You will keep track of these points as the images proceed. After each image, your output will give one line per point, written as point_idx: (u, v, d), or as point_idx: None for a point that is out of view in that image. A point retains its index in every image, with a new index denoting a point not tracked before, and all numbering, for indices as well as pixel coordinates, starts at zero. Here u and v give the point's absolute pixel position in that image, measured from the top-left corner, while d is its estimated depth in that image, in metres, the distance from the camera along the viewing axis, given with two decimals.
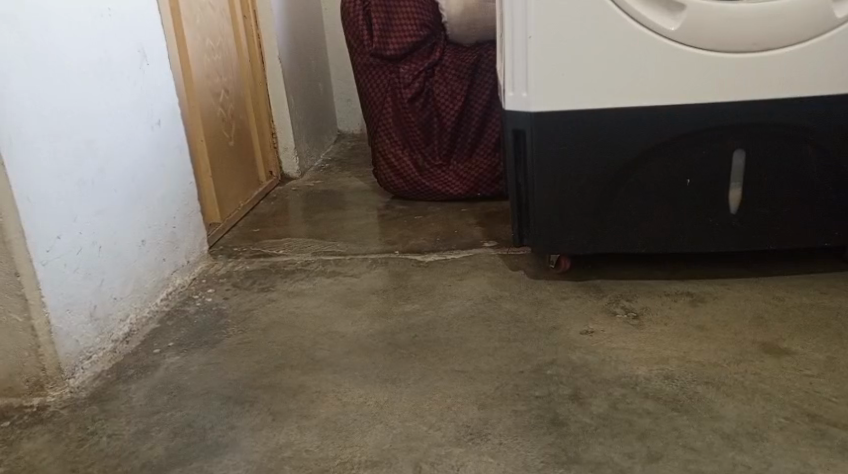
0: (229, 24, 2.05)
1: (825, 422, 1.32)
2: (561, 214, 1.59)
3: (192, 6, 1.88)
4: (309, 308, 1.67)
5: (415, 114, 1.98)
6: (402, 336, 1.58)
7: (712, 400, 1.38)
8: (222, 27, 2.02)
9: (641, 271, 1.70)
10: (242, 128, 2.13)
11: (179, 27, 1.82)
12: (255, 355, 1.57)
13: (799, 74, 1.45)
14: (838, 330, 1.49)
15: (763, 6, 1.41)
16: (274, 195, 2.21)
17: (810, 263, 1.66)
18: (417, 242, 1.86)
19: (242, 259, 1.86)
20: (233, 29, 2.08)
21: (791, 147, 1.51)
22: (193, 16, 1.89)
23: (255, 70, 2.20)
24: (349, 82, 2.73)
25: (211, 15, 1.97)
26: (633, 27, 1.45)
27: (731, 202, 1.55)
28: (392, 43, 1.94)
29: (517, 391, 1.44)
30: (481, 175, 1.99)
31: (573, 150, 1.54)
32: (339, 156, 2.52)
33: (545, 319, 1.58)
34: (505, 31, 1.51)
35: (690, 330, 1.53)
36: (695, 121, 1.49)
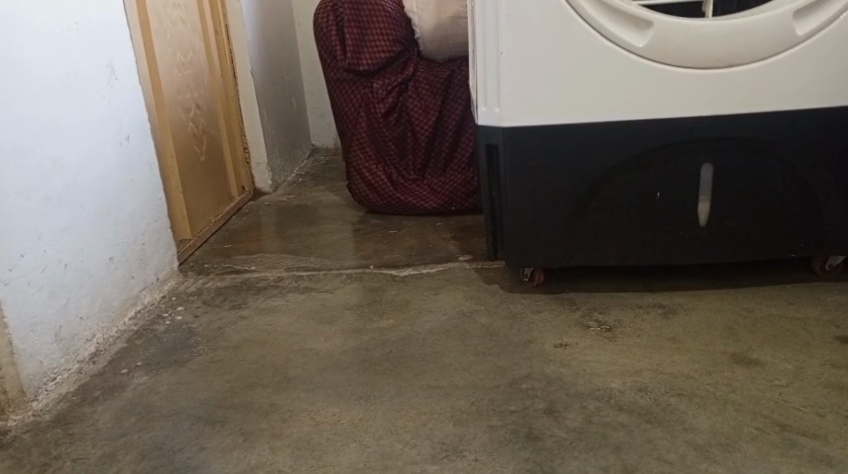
0: (200, 40, 2.04)
1: (795, 431, 1.34)
2: (534, 227, 1.60)
3: (162, 20, 1.87)
4: (282, 325, 1.65)
5: (390, 129, 1.99)
6: (376, 352, 1.57)
7: (685, 411, 1.40)
8: (192, 42, 2.00)
9: (615, 282, 1.71)
10: (215, 143, 2.11)
11: (149, 40, 1.80)
12: (226, 374, 1.55)
13: (764, 88, 1.49)
14: (806, 341, 1.51)
15: (727, 23, 1.44)
16: (247, 210, 2.19)
17: (779, 273, 1.69)
18: (390, 257, 1.86)
19: (213, 276, 1.83)
20: (204, 45, 2.07)
21: (757, 161, 1.54)
22: (164, 30, 1.87)
23: (227, 86, 2.19)
24: (322, 98, 2.73)
25: (182, 30, 1.96)
26: (603, 43, 1.48)
27: (700, 215, 1.57)
28: (365, 58, 1.94)
29: (492, 406, 1.43)
30: (455, 189, 1.99)
31: (544, 164, 1.55)
32: (312, 171, 2.51)
33: (520, 333, 1.59)
34: (479, 46, 1.53)
35: (662, 342, 1.54)
36: (664, 135, 1.52)
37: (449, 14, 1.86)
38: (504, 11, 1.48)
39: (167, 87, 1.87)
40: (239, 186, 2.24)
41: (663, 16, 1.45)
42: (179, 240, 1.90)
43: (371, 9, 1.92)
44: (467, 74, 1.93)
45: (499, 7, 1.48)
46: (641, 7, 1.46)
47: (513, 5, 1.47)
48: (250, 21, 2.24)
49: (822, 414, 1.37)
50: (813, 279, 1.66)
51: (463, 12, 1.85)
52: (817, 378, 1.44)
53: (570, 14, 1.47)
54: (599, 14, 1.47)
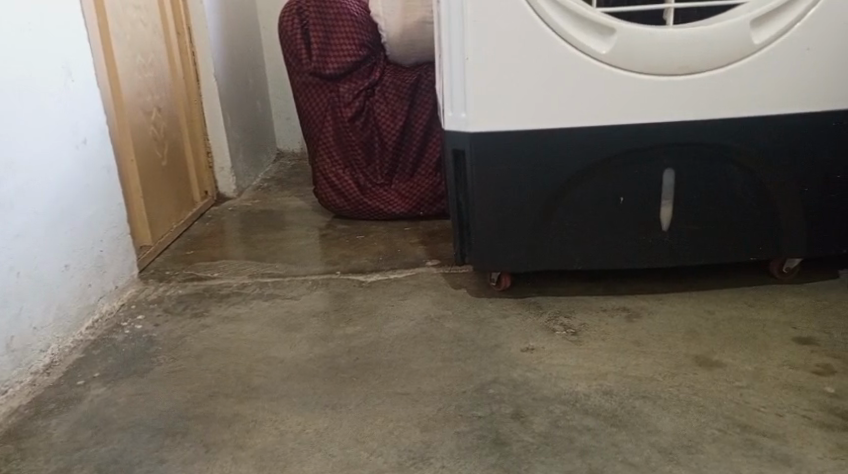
0: (161, 43, 2.01)
1: (756, 432, 1.36)
2: (501, 232, 1.61)
3: (121, 21, 1.82)
4: (247, 333, 1.62)
5: (356, 133, 1.98)
6: (343, 360, 1.55)
7: (649, 414, 1.41)
8: (153, 45, 1.97)
9: (582, 286, 1.72)
10: (177, 147, 2.07)
11: (107, 40, 1.76)
12: (187, 383, 1.51)
13: (726, 95, 1.51)
14: (765, 342, 1.54)
15: (685, 33, 1.47)
16: (209, 215, 2.15)
17: (740, 276, 1.72)
18: (355, 262, 1.84)
19: (174, 283, 1.79)
20: (166, 48, 2.03)
21: (716, 169, 1.56)
22: (123, 31, 1.83)
23: (189, 89, 2.15)
24: (288, 101, 2.69)
25: (141, 31, 1.92)
26: (567, 49, 1.49)
27: (662, 220, 1.60)
28: (331, 62, 1.93)
29: (460, 411, 1.43)
30: (423, 194, 1.99)
31: (508, 171, 1.56)
32: (277, 175, 2.48)
33: (487, 338, 1.59)
34: (445, 51, 1.53)
35: (626, 345, 1.56)
36: (629, 140, 1.54)
37: (414, 20, 1.86)
38: (474, 15, 1.48)
39: (126, 90, 1.83)
40: (202, 191, 2.20)
41: (626, 24, 1.47)
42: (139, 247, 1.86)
43: (336, 13, 1.91)
44: (433, 79, 1.93)
45: (467, 11, 1.48)
46: (604, 14, 1.48)
47: (483, 9, 1.48)
48: (213, 24, 2.20)
49: (781, 415, 1.39)
50: (771, 281, 1.69)
51: (428, 17, 1.85)
52: (776, 378, 1.46)
53: (535, 21, 1.48)
54: (562, 21, 1.48)
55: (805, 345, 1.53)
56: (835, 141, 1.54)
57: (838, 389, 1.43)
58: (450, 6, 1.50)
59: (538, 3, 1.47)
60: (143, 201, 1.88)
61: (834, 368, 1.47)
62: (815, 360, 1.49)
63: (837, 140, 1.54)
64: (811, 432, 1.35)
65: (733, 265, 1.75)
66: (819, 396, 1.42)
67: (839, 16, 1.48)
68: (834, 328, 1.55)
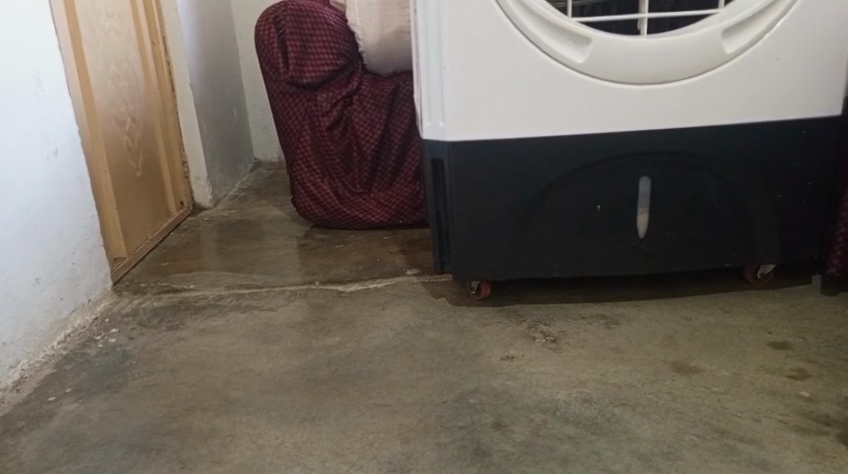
0: (136, 53, 1.99)
1: (734, 437, 1.37)
2: (480, 240, 1.60)
3: (93, 30, 1.80)
4: (223, 346, 1.60)
5: (334, 143, 1.97)
6: (322, 372, 1.53)
7: (628, 421, 1.41)
8: (127, 55, 1.95)
9: (562, 294, 1.73)
10: (152, 157, 2.04)
11: (79, 49, 1.74)
12: (163, 398, 1.48)
13: (699, 104, 1.52)
14: (741, 348, 1.55)
15: (656, 42, 1.48)
16: (185, 226, 2.12)
17: (717, 282, 1.73)
18: (333, 272, 1.82)
19: (149, 295, 1.76)
20: (140, 58, 2.01)
21: (691, 176, 1.57)
22: (96, 40, 1.81)
23: (164, 99, 2.13)
24: (264, 111, 2.68)
25: (115, 39, 1.89)
26: (543, 59, 1.50)
27: (638, 227, 1.60)
28: (308, 71, 1.92)
29: (440, 422, 1.42)
30: (402, 203, 1.98)
31: (485, 180, 1.57)
32: (255, 185, 2.45)
33: (467, 346, 1.58)
34: (422, 59, 1.54)
35: (605, 352, 1.56)
36: (605, 148, 1.54)
37: (392, 29, 1.87)
38: (454, 23, 1.49)
39: (98, 100, 1.80)
40: (178, 202, 2.18)
41: (601, 33, 1.48)
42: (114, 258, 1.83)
43: (314, 21, 1.91)
44: (411, 88, 1.93)
45: (444, 20, 1.49)
46: (580, 24, 1.49)
47: (463, 17, 1.48)
48: (190, 34, 2.19)
49: (758, 419, 1.40)
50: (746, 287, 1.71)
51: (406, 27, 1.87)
52: (753, 384, 1.47)
53: (510, 30, 1.49)
54: (537, 31, 1.49)
55: (780, 350, 1.54)
56: (807, 147, 1.55)
57: (813, 393, 1.44)
58: (428, 14, 1.50)
59: (514, 12, 1.48)
60: (118, 212, 1.85)
61: (808, 372, 1.48)
62: (790, 364, 1.50)
63: (809, 148, 1.55)
64: (788, 437, 1.36)
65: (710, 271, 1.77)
66: (795, 400, 1.43)
67: (809, 25, 1.49)
68: (808, 332, 1.57)
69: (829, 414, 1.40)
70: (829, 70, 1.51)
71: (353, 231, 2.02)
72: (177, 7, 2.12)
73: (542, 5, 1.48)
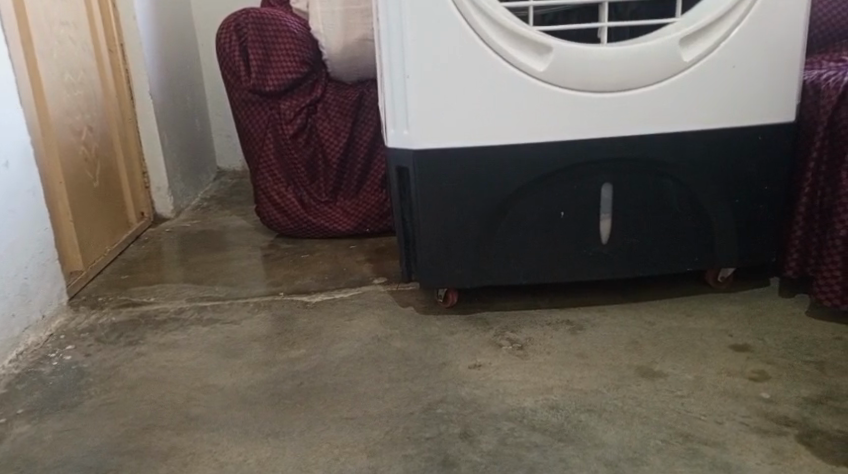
0: (92, 60, 1.96)
1: (698, 441, 1.37)
2: (447, 248, 1.60)
3: (47, 37, 1.76)
4: (184, 361, 1.56)
5: (298, 151, 1.96)
6: (286, 386, 1.50)
7: (595, 427, 1.40)
8: (84, 64, 1.91)
9: (530, 300, 1.73)
10: (110, 167, 2.00)
11: (32, 58, 1.70)
12: (120, 417, 1.43)
13: (659, 111, 1.54)
14: (704, 351, 1.56)
15: (612, 53, 1.50)
16: (146, 238, 2.08)
17: (679, 285, 1.76)
18: (301, 282, 1.80)
19: (107, 310, 1.71)
20: (98, 66, 1.98)
21: (652, 183, 1.59)
22: (50, 48, 1.77)
23: (122, 109, 2.09)
24: (227, 119, 2.67)
25: (70, 47, 1.85)
26: (507, 68, 1.51)
27: (601, 233, 1.62)
28: (271, 80, 1.89)
29: (407, 434, 1.39)
30: (369, 211, 1.98)
31: (450, 188, 1.56)
32: (217, 194, 2.42)
33: (434, 356, 1.57)
34: (385, 67, 1.53)
35: (571, 358, 1.56)
36: (570, 155, 1.55)
37: (356, 38, 1.86)
38: (424, 29, 1.48)
39: (52, 111, 1.75)
40: (138, 212, 2.13)
41: (562, 42, 1.50)
42: (70, 272, 1.77)
43: (277, 29, 1.87)
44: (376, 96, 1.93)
45: (407, 28, 1.48)
46: (541, 32, 1.50)
47: (433, 23, 1.48)
48: (148, 41, 2.15)
49: (720, 423, 1.40)
50: (708, 289, 1.74)
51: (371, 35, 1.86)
52: (715, 387, 1.48)
53: (473, 38, 1.49)
54: (501, 39, 1.50)
55: (741, 352, 1.56)
56: (764, 152, 1.58)
57: (772, 395, 1.45)
58: (391, 21, 1.49)
59: (476, 22, 1.48)
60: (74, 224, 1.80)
61: (768, 374, 1.50)
62: (750, 366, 1.52)
63: (765, 153, 1.58)
64: (749, 439, 1.37)
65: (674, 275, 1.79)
66: (755, 402, 1.44)
67: (763, 33, 1.53)
68: (767, 335, 1.59)
69: (789, 414, 1.41)
70: (783, 77, 1.55)
71: (318, 240, 2.01)
72: (135, 14, 2.08)
73: (504, 14, 1.49)
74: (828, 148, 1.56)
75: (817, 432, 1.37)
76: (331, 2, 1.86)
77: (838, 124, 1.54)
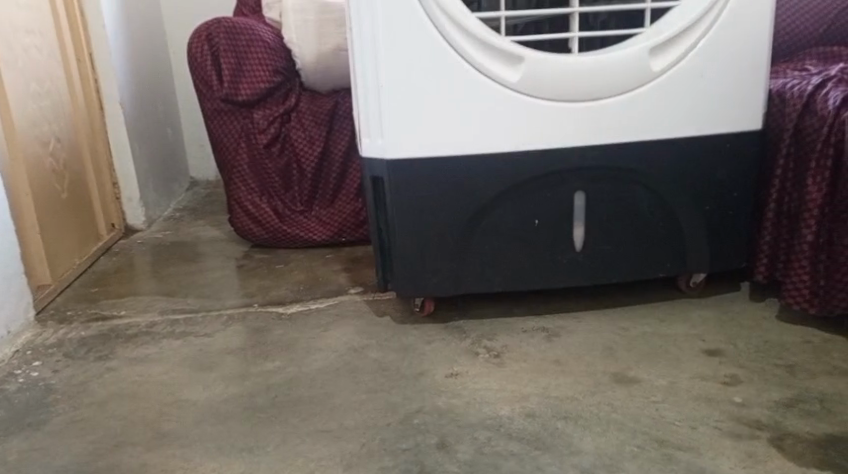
0: (60, 71, 1.96)
1: (673, 446, 1.36)
2: (423, 257, 1.60)
3: (13, 47, 1.78)
4: (156, 375, 1.53)
5: (273, 161, 1.95)
6: (261, 399, 1.47)
7: (571, 435, 1.39)
8: (51, 74, 1.93)
9: (507, 306, 1.74)
10: (79, 179, 2.01)
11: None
12: (88, 435, 1.40)
13: (630, 119, 1.56)
14: (677, 356, 1.57)
15: (582, 63, 1.51)
16: (116, 249, 2.09)
17: (652, 292, 1.78)
18: (276, 293, 1.79)
19: (76, 325, 1.69)
20: (67, 77, 1.99)
21: (623, 191, 1.61)
22: (16, 59, 1.78)
23: (92, 118, 2.09)
24: (200, 129, 2.68)
25: (37, 57, 1.87)
26: (480, 79, 1.51)
27: (575, 240, 1.62)
28: (244, 89, 1.89)
29: (383, 446, 1.37)
30: (345, 220, 1.98)
31: (425, 198, 1.56)
32: (191, 205, 2.43)
33: (411, 365, 1.55)
34: (359, 77, 1.53)
35: (547, 365, 1.56)
36: (544, 164, 1.56)
37: (330, 46, 1.87)
38: (399, 37, 1.48)
39: (18, 121, 1.77)
40: (109, 224, 2.14)
41: (534, 52, 1.50)
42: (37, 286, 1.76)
43: (248, 39, 1.89)
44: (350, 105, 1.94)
45: (380, 38, 1.48)
46: (513, 42, 1.50)
47: (407, 32, 1.48)
48: (119, 51, 2.16)
49: (695, 427, 1.40)
50: (681, 294, 1.76)
51: (344, 44, 1.87)
52: (689, 391, 1.48)
53: (446, 48, 1.49)
54: (472, 49, 1.50)
55: (713, 357, 1.56)
56: (732, 159, 1.61)
57: (744, 399, 1.45)
58: (363, 31, 1.49)
59: (447, 30, 1.48)
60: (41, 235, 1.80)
61: (739, 378, 1.51)
62: (723, 371, 1.53)
63: (734, 160, 1.61)
64: (723, 443, 1.36)
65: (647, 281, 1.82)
66: (728, 406, 1.44)
67: (730, 41, 1.55)
68: (738, 340, 1.61)
69: (761, 418, 1.41)
70: (751, 85, 1.58)
71: (293, 250, 2.01)
72: (104, 23, 2.09)
73: (476, 24, 1.48)
74: (794, 155, 1.59)
75: (789, 435, 1.37)
76: (304, 10, 1.85)
77: (803, 130, 1.57)
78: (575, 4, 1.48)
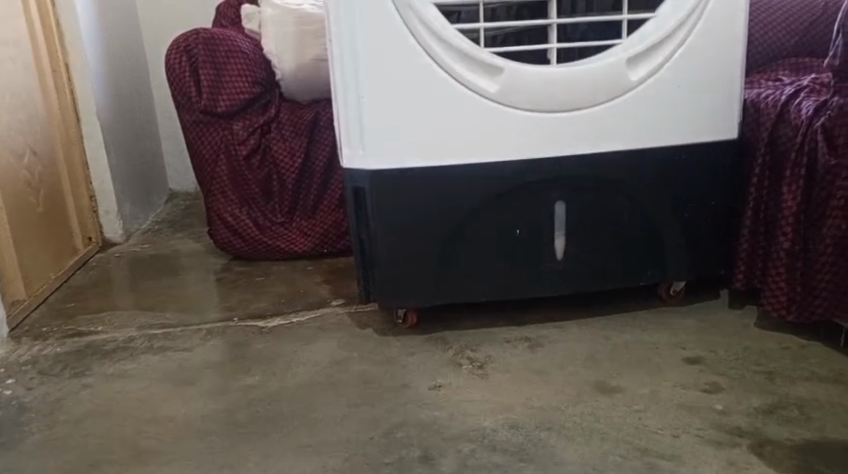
0: (36, 82, 1.94)
1: (656, 455, 1.35)
2: (405, 268, 1.60)
3: None
4: (133, 392, 1.50)
5: (253, 173, 1.94)
6: (241, 414, 1.45)
7: (555, 445, 1.38)
8: (26, 86, 1.91)
9: (491, 316, 1.74)
10: (55, 192, 1.99)
11: None
12: (62, 454, 1.36)
13: (610, 128, 1.56)
14: (659, 365, 1.57)
15: (562, 73, 1.52)
16: (94, 263, 2.06)
17: (634, 300, 1.78)
18: (256, 307, 1.77)
19: (52, 341, 1.66)
20: (41, 89, 1.97)
21: (603, 201, 1.61)
22: None
23: (68, 130, 2.08)
24: (179, 141, 2.67)
25: (11, 70, 1.85)
26: (460, 90, 1.51)
27: (556, 250, 1.63)
28: (223, 100, 1.89)
29: (366, 460, 1.35)
30: (327, 231, 1.97)
31: (405, 208, 1.56)
32: (169, 218, 2.41)
33: (394, 378, 1.54)
34: (339, 89, 1.52)
35: (530, 375, 1.55)
36: (524, 174, 1.56)
37: (310, 58, 1.88)
38: (382, 46, 1.48)
39: None
40: (86, 237, 2.12)
41: (512, 63, 1.50)
42: (11, 302, 1.74)
43: (228, 50, 1.88)
44: (331, 115, 1.93)
45: (361, 49, 1.48)
46: (493, 54, 1.51)
47: (390, 41, 1.47)
48: (95, 62, 2.15)
49: (677, 435, 1.39)
50: (663, 302, 1.77)
51: (324, 56, 1.89)
52: (671, 400, 1.48)
53: (426, 60, 1.49)
54: (451, 60, 1.50)
55: (694, 365, 1.57)
56: (710, 168, 1.62)
57: (725, 406, 1.45)
58: (343, 43, 1.49)
59: (426, 41, 1.48)
60: (15, 247, 1.78)
61: (721, 385, 1.51)
62: (704, 378, 1.53)
63: (712, 169, 1.62)
64: (705, 451, 1.36)
65: (630, 289, 1.83)
66: (709, 414, 1.44)
67: (707, 51, 1.56)
68: (719, 347, 1.61)
69: (742, 425, 1.41)
70: (729, 94, 1.59)
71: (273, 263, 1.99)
72: (80, 33, 2.08)
73: (456, 35, 1.49)
74: (769, 164, 1.60)
75: (770, 442, 1.37)
76: (284, 22, 1.88)
77: (777, 140, 1.58)
78: (552, 17, 1.49)
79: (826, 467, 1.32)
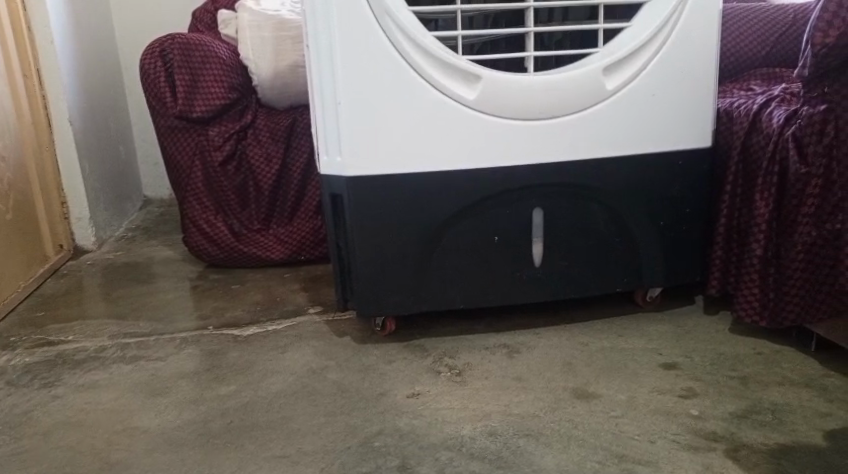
0: (6, 87, 1.90)
1: (633, 461, 1.35)
2: (382, 276, 1.58)
3: None
4: (104, 403, 1.47)
5: (228, 179, 1.92)
6: (215, 425, 1.42)
7: (532, 452, 1.37)
8: None
9: (470, 323, 1.73)
10: (25, 199, 1.94)
11: None
12: (30, 467, 1.33)
13: (588, 135, 1.57)
14: (636, 370, 1.57)
15: (541, 80, 1.52)
16: (65, 271, 2.02)
17: (612, 307, 1.79)
18: (230, 315, 1.75)
19: (22, 351, 1.63)
20: (12, 94, 1.92)
21: (579, 207, 1.61)
22: None
23: (39, 135, 2.04)
24: (153, 147, 2.64)
25: None
26: (440, 97, 1.50)
27: (534, 256, 1.62)
28: (198, 106, 1.86)
29: (343, 470, 1.33)
30: (305, 238, 1.95)
31: (382, 215, 1.55)
32: (143, 224, 2.38)
33: (371, 386, 1.52)
34: (319, 94, 1.50)
35: (508, 382, 1.54)
36: (501, 181, 1.56)
37: (287, 63, 1.88)
38: (363, 51, 1.46)
39: None
40: (57, 244, 2.07)
41: (490, 71, 1.50)
42: None
43: (204, 55, 1.86)
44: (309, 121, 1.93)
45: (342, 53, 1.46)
46: (470, 62, 1.50)
47: (371, 47, 1.46)
48: (67, 67, 2.11)
49: (654, 441, 1.40)
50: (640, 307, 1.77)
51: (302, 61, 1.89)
52: (648, 405, 1.48)
53: (406, 67, 1.48)
54: (431, 66, 1.49)
55: (670, 370, 1.57)
56: (685, 175, 1.63)
57: (701, 411, 1.46)
58: (324, 46, 1.47)
59: (404, 47, 1.47)
60: None
61: (696, 390, 1.51)
62: (681, 384, 1.53)
63: (687, 175, 1.63)
64: (681, 456, 1.36)
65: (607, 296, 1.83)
66: (684, 419, 1.44)
67: (684, 60, 1.57)
68: (695, 352, 1.62)
69: (717, 430, 1.41)
70: (704, 103, 1.60)
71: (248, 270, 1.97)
72: (52, 38, 2.05)
73: (433, 43, 1.48)
74: (743, 171, 1.61)
75: (744, 447, 1.38)
76: (261, 28, 1.88)
77: (750, 148, 1.60)
78: (530, 25, 1.49)
79: (800, 471, 1.33)
